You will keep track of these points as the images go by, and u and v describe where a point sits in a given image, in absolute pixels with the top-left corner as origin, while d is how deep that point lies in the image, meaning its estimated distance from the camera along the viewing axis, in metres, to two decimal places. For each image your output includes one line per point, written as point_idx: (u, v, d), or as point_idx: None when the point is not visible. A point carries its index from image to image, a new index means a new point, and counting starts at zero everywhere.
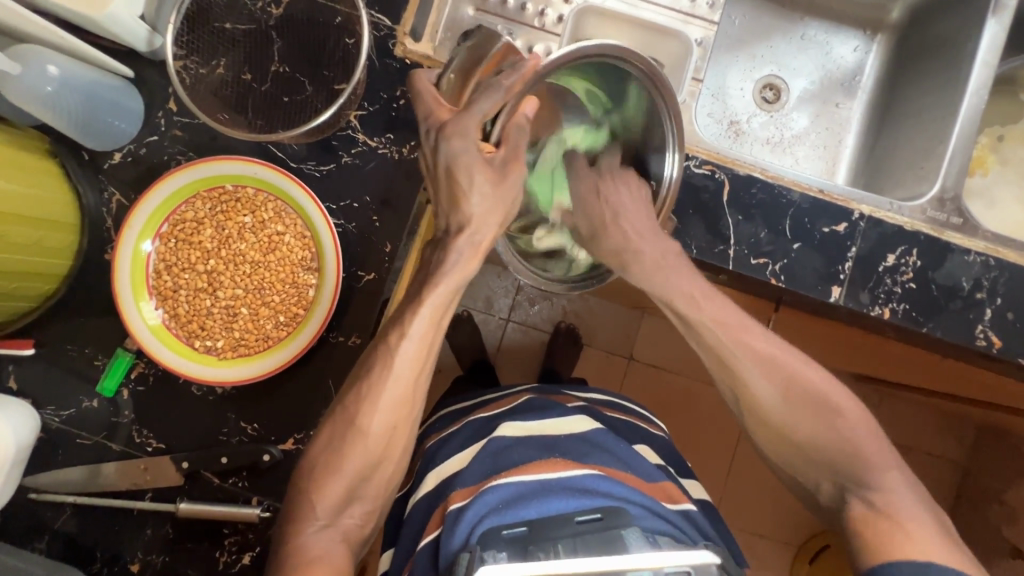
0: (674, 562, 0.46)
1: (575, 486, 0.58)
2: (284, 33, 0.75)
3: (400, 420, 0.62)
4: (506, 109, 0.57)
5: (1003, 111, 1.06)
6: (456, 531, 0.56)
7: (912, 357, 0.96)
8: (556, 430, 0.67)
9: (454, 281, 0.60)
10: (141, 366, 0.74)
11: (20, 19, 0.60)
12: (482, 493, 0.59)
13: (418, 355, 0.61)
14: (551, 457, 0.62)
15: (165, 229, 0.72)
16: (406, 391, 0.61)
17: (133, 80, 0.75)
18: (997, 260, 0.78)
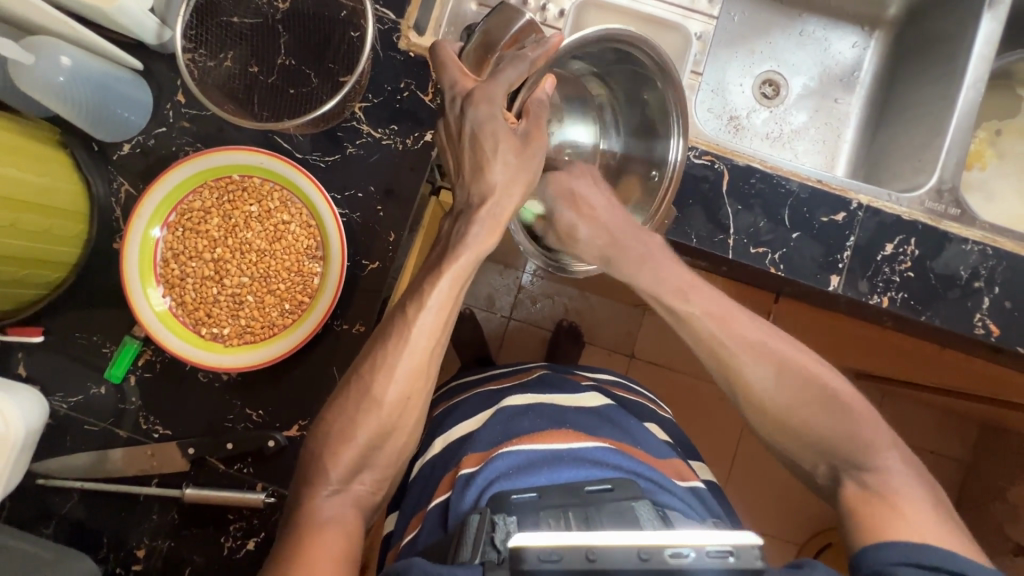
0: (713, 541, 0.42)
1: (585, 457, 0.60)
2: (291, 27, 0.77)
3: (414, 393, 0.62)
4: (529, 84, 0.60)
5: (1000, 106, 1.07)
6: (466, 493, 0.57)
7: (912, 350, 0.96)
8: (567, 402, 0.69)
9: (473, 255, 0.61)
10: (148, 353, 0.75)
11: (35, 12, 0.61)
12: (492, 459, 0.60)
13: (434, 328, 0.62)
14: (561, 428, 0.64)
15: (172, 218, 0.74)
16: (420, 364, 0.62)
17: (142, 73, 0.77)
18: (994, 249, 0.78)
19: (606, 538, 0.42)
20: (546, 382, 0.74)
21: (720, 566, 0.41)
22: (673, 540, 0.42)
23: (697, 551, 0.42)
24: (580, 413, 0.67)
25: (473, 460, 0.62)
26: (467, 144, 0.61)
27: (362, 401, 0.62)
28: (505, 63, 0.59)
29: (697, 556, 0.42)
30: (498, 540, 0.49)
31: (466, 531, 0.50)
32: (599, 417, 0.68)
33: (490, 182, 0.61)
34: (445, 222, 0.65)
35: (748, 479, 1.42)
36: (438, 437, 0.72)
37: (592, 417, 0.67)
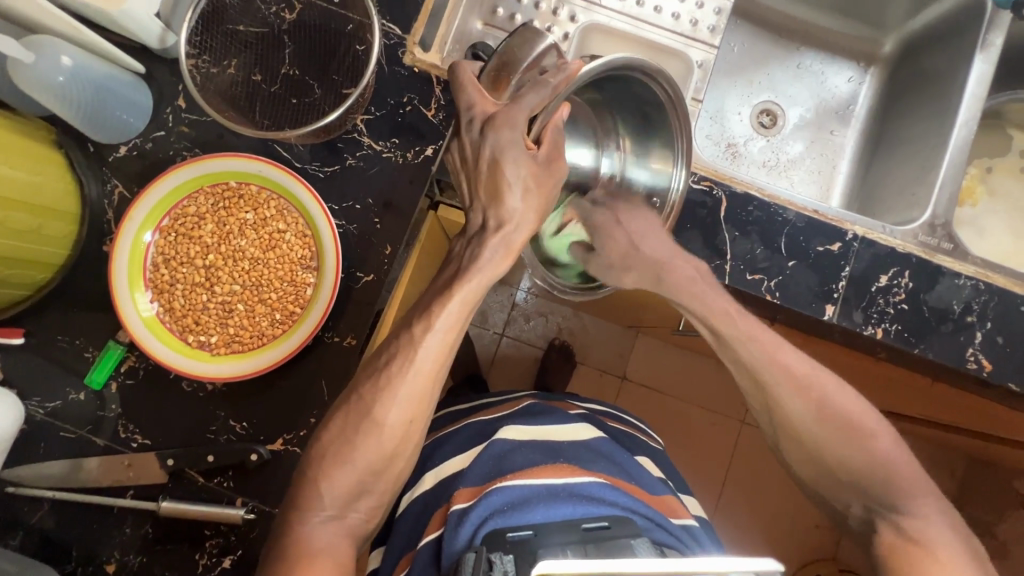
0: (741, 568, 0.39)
1: (581, 493, 0.58)
2: (296, 37, 0.77)
3: (416, 416, 0.61)
4: (548, 109, 0.54)
5: (992, 144, 1.09)
6: (459, 530, 0.56)
7: (910, 385, 0.95)
8: (559, 437, 0.68)
9: (486, 278, 0.60)
10: (131, 359, 0.73)
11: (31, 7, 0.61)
12: (486, 495, 0.58)
13: (441, 350, 0.61)
14: (556, 463, 0.63)
15: (165, 223, 0.72)
16: (422, 389, 0.61)
17: (144, 76, 0.76)
18: (987, 284, 0.79)
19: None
20: (538, 413, 0.72)
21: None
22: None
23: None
24: (570, 445, 0.67)
25: (465, 497, 0.61)
26: (486, 170, 0.59)
27: (362, 424, 0.60)
28: (528, 87, 0.56)
29: None
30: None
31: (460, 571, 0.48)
32: (592, 450, 0.67)
33: (508, 205, 0.59)
34: (457, 243, 0.64)
35: (738, 508, 1.39)
36: (428, 472, 0.70)
37: (581, 450, 0.66)
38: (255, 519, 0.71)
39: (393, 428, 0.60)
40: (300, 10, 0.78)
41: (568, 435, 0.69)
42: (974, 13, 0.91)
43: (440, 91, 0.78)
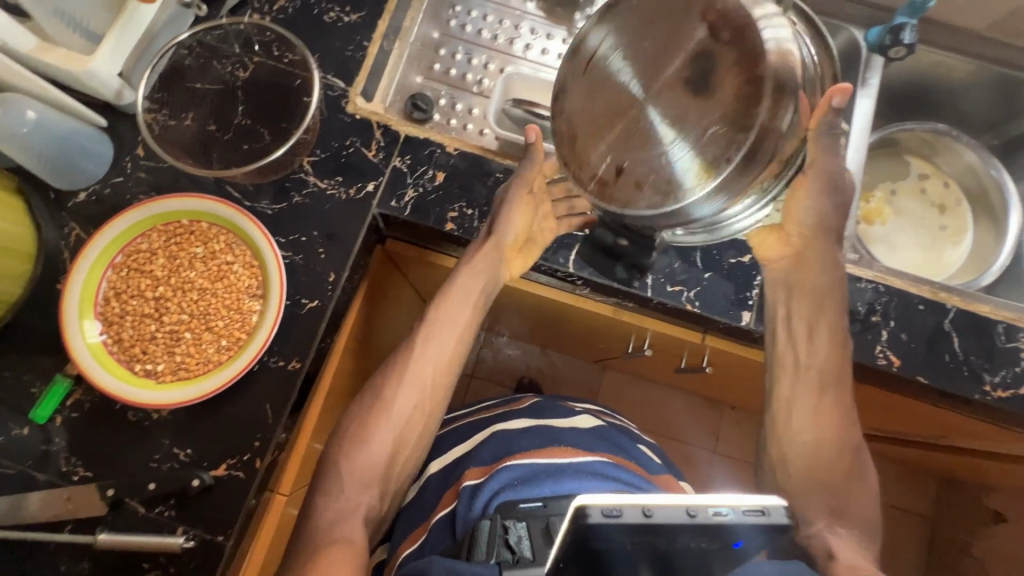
0: (747, 502, 0.51)
1: (585, 468, 0.77)
2: (248, 92, 0.86)
3: (426, 405, 0.79)
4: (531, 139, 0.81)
5: (898, 169, 1.20)
6: (476, 501, 0.74)
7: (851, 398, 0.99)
8: (566, 425, 0.88)
9: (475, 264, 0.81)
10: (78, 392, 0.75)
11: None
12: (497, 472, 0.77)
13: (451, 341, 0.81)
14: (559, 446, 0.82)
15: (118, 259, 0.77)
16: (437, 374, 0.80)
17: (106, 129, 0.83)
18: (886, 286, 0.86)
19: (659, 499, 0.50)
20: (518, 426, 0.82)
21: (756, 521, 0.50)
22: (714, 501, 0.50)
23: (735, 510, 0.50)
24: (572, 433, 0.86)
25: (474, 474, 0.80)
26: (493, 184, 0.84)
27: (376, 407, 0.78)
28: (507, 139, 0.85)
29: (734, 514, 0.50)
30: (509, 538, 0.61)
31: (479, 534, 0.64)
32: (594, 435, 0.87)
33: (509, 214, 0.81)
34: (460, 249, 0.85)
35: None
36: (434, 460, 0.91)
37: (585, 436, 0.86)
38: (196, 547, 0.71)
39: (400, 417, 0.77)
40: (253, 69, 0.87)
41: (571, 424, 0.88)
42: (853, 56, 1.05)
43: (380, 134, 0.86)
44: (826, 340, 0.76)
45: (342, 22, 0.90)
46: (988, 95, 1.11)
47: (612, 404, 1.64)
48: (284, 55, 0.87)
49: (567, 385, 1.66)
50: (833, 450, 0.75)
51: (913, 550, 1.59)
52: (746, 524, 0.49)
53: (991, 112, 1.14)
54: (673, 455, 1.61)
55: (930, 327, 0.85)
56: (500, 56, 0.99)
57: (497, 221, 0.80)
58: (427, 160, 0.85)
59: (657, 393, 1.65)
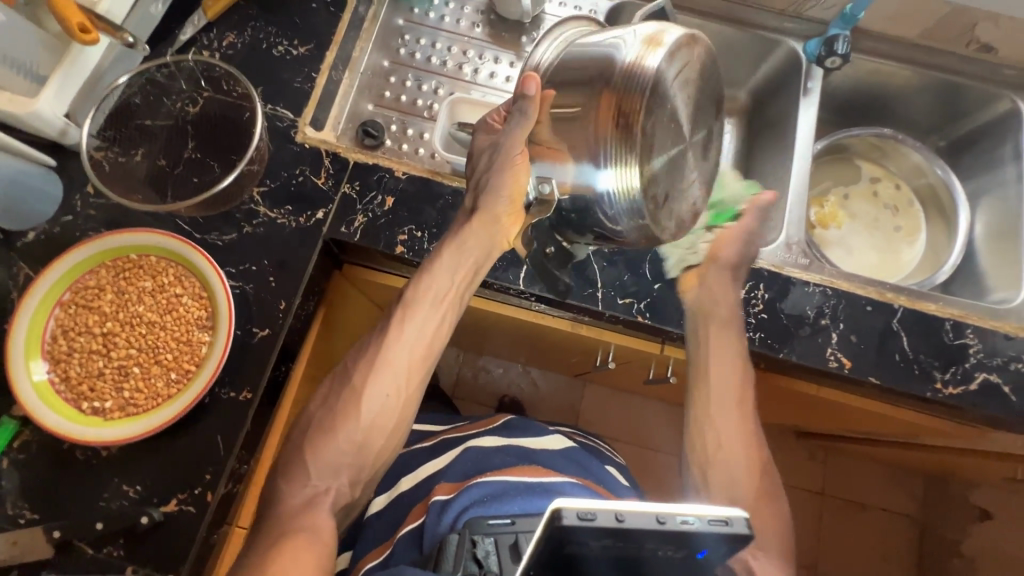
0: (713, 511, 0.52)
1: (556, 490, 0.79)
2: (198, 126, 0.88)
3: (400, 391, 0.78)
4: (528, 99, 0.68)
5: (849, 174, 1.23)
6: (443, 516, 0.76)
7: (817, 404, 0.99)
8: (538, 446, 0.90)
9: (448, 253, 0.79)
10: (25, 433, 0.74)
11: None
12: (468, 488, 0.78)
13: (425, 331, 0.80)
14: (531, 466, 0.84)
15: (66, 296, 0.77)
16: (412, 362, 0.80)
17: (55, 168, 0.84)
18: (834, 290, 0.87)
19: (632, 505, 0.50)
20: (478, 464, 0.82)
21: (719, 530, 0.50)
22: (682, 510, 0.51)
23: (700, 519, 0.51)
24: (543, 454, 0.88)
25: (446, 489, 0.82)
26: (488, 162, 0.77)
27: (350, 395, 0.78)
28: (512, 113, 0.71)
29: (700, 522, 0.51)
30: (478, 553, 0.65)
31: (447, 548, 0.67)
32: (564, 457, 0.89)
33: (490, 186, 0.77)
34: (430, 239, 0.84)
35: None
36: (406, 476, 0.92)
37: (556, 457, 0.88)
38: None
39: (378, 399, 0.77)
40: (202, 104, 0.89)
41: (542, 444, 0.91)
42: (794, 67, 1.08)
43: (330, 161, 0.87)
44: (736, 364, 0.84)
45: (291, 55, 0.92)
46: (929, 98, 1.14)
47: (592, 419, 1.64)
48: (233, 89, 0.89)
49: (547, 404, 1.66)
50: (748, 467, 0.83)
51: (903, 552, 1.58)
52: (711, 533, 0.50)
53: (933, 114, 1.17)
54: (655, 468, 1.61)
55: (879, 328, 0.86)
56: (450, 82, 1.01)
57: (485, 197, 0.77)
58: (376, 186, 0.86)
59: (637, 405, 1.65)
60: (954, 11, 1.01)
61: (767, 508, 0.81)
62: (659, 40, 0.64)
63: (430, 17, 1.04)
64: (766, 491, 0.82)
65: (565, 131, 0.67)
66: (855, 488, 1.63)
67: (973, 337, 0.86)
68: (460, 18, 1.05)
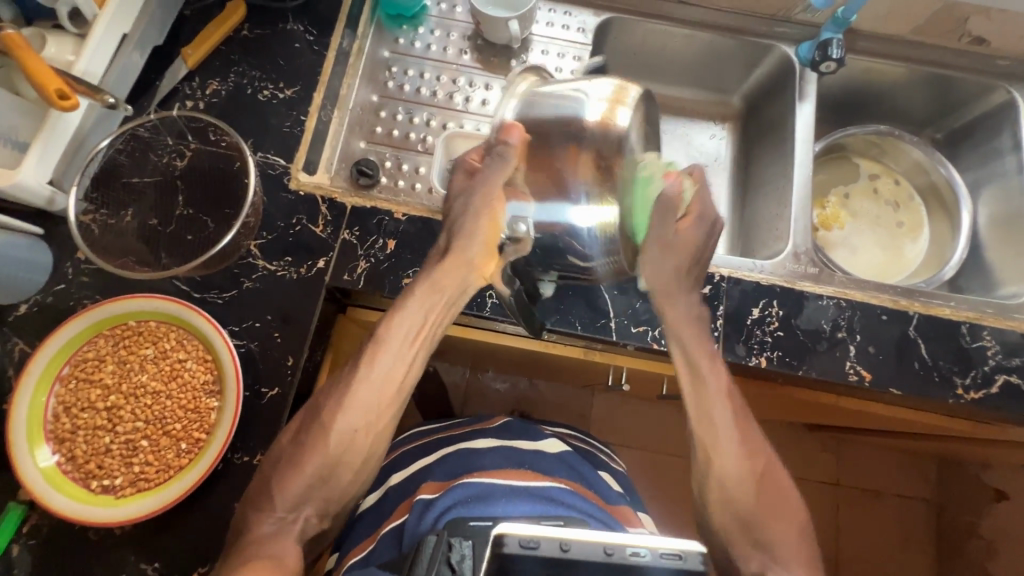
0: (665, 545, 0.51)
1: (542, 495, 0.78)
2: (188, 180, 0.85)
3: (364, 427, 0.70)
4: (506, 148, 0.67)
5: (847, 172, 1.22)
6: (425, 516, 0.76)
7: (835, 410, 0.98)
8: (527, 449, 0.88)
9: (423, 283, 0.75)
10: (34, 517, 0.72)
11: None
12: (454, 488, 0.79)
13: (400, 362, 0.72)
14: (521, 469, 0.84)
15: (65, 371, 0.75)
16: (385, 397, 0.72)
17: (43, 236, 0.81)
18: (848, 301, 0.86)
19: (578, 534, 0.51)
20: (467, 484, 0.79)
21: (671, 565, 0.50)
22: (633, 541, 0.51)
23: (651, 552, 0.51)
24: (535, 458, 0.87)
25: (430, 489, 0.82)
26: (457, 209, 0.74)
27: (315, 428, 0.70)
28: (493, 160, 0.69)
29: (652, 556, 0.50)
30: (451, 559, 0.59)
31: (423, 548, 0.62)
32: (559, 461, 0.87)
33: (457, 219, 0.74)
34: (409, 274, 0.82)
35: None
36: None
37: (551, 462, 0.87)
38: None
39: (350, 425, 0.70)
40: (190, 156, 0.86)
41: (536, 448, 0.89)
42: (787, 71, 1.07)
43: (326, 208, 0.85)
44: (716, 365, 0.74)
45: (277, 98, 0.90)
46: (925, 93, 1.14)
47: (603, 428, 1.63)
48: (220, 139, 0.86)
49: (554, 409, 1.64)
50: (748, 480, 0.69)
51: (921, 537, 1.58)
52: (662, 568, 0.49)
53: (928, 108, 1.16)
54: (670, 473, 1.60)
55: (896, 337, 0.85)
56: (442, 112, 0.99)
57: (460, 239, 0.73)
58: (375, 230, 0.84)
59: (647, 411, 1.63)
60: (945, 8, 1.00)
61: (774, 525, 0.67)
62: (625, 98, 0.66)
63: (415, 46, 1.02)
64: (772, 507, 0.68)
65: (540, 179, 0.68)
66: (868, 477, 1.63)
67: (990, 339, 0.86)
68: (446, 45, 1.03)
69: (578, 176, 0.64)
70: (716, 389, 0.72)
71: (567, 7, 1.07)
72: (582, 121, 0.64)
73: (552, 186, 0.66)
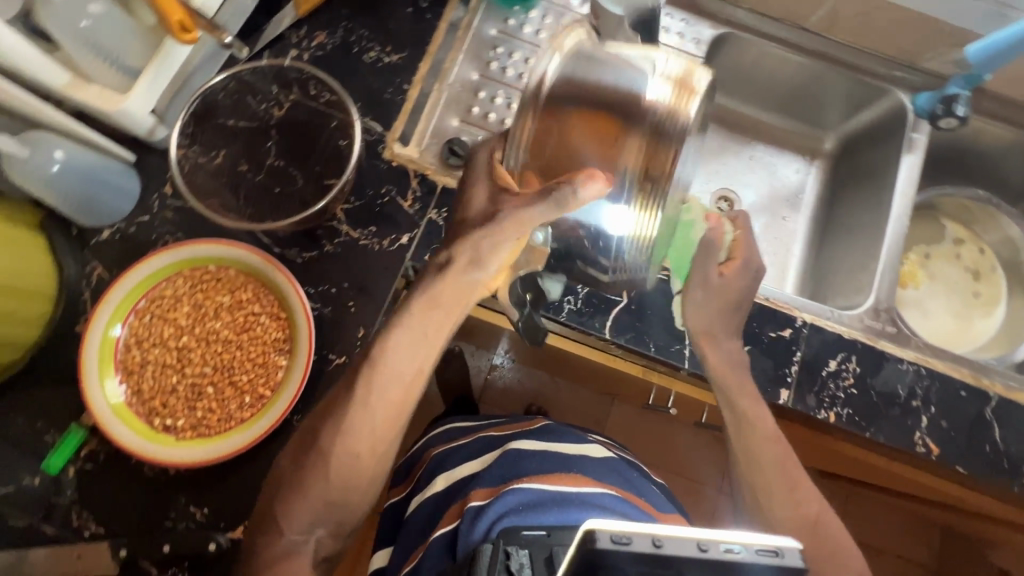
0: (760, 540, 0.47)
1: (594, 502, 0.75)
2: (282, 131, 0.84)
3: (371, 446, 0.67)
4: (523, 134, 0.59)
5: (929, 232, 1.18)
6: (477, 524, 0.72)
7: (882, 472, 0.96)
8: (570, 451, 0.86)
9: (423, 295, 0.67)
10: (93, 443, 0.72)
11: (30, 106, 0.67)
12: (503, 495, 0.75)
13: (400, 375, 0.67)
14: (571, 473, 0.80)
15: (141, 305, 0.75)
16: (390, 415, 0.68)
17: (134, 164, 0.80)
18: (927, 369, 0.84)
19: (670, 529, 0.47)
20: (517, 492, 0.75)
21: (770, 562, 0.46)
22: (726, 537, 0.47)
23: (746, 548, 0.46)
24: (582, 461, 0.84)
25: (480, 495, 0.78)
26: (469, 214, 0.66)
27: (313, 452, 0.66)
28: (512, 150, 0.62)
29: (747, 551, 0.46)
30: (511, 565, 0.65)
31: (480, 558, 0.66)
32: (608, 466, 0.85)
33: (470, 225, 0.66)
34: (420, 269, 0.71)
35: None
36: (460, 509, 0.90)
37: (598, 466, 0.84)
38: None
39: (349, 442, 0.66)
40: (288, 107, 0.84)
41: (581, 450, 0.87)
42: (898, 119, 1.02)
43: (417, 183, 0.83)
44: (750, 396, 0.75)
45: (383, 62, 0.87)
46: None
47: None
48: (320, 94, 0.85)
49: (574, 413, 1.57)
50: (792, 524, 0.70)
51: None
52: (762, 565, 0.46)
53: None
54: None
55: (972, 415, 0.82)
56: None
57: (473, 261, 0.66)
58: None
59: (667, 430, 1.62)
60: None
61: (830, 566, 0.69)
62: (692, 87, 0.58)
63: (524, 30, 0.95)
64: (823, 557, 0.68)
65: (564, 162, 0.58)
66: (879, 537, 1.61)
67: None
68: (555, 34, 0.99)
69: (616, 167, 0.57)
70: (755, 422, 0.74)
71: (685, 15, 1.03)
72: (619, 95, 0.56)
73: (598, 163, 0.57)
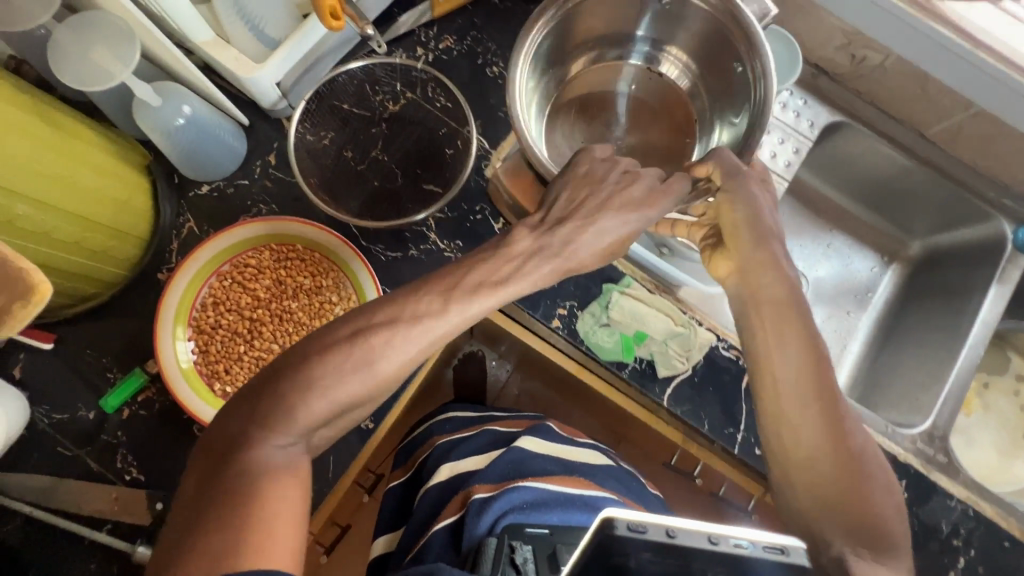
0: (768, 537, 0.44)
1: (592, 504, 0.76)
2: (393, 126, 0.85)
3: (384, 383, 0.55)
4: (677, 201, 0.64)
5: (994, 362, 1.15)
6: (481, 518, 0.72)
7: None
8: (573, 455, 0.84)
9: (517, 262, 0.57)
10: (150, 390, 0.73)
11: (171, 57, 0.68)
12: (509, 490, 0.74)
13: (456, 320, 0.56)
14: (568, 476, 0.80)
15: (225, 267, 0.75)
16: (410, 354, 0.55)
17: (246, 127, 0.82)
18: (976, 511, 0.83)
19: (683, 520, 0.44)
20: (520, 487, 0.75)
21: (777, 560, 0.43)
22: (737, 532, 0.43)
23: (755, 543, 0.43)
24: (583, 465, 0.83)
25: (484, 489, 0.77)
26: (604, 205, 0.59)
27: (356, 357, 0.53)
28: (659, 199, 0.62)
29: (755, 548, 0.43)
30: (516, 559, 0.67)
31: (486, 551, 0.68)
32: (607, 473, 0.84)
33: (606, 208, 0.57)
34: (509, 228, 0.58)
35: None
36: None
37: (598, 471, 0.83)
38: None
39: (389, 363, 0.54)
40: (403, 104, 0.85)
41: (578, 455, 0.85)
42: (996, 248, 0.99)
43: None
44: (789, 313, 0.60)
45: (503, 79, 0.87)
46: None
47: None
48: (436, 98, 0.85)
49: None
50: (828, 460, 0.55)
51: None
52: (767, 563, 0.42)
53: None
54: None
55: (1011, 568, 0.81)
56: None
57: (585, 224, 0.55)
58: None
59: None
60: None
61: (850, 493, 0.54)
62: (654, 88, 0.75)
63: None
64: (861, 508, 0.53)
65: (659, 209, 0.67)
66: None
67: None
68: None
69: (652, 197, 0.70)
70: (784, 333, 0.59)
71: (806, 95, 1.02)
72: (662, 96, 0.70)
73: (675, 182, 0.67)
